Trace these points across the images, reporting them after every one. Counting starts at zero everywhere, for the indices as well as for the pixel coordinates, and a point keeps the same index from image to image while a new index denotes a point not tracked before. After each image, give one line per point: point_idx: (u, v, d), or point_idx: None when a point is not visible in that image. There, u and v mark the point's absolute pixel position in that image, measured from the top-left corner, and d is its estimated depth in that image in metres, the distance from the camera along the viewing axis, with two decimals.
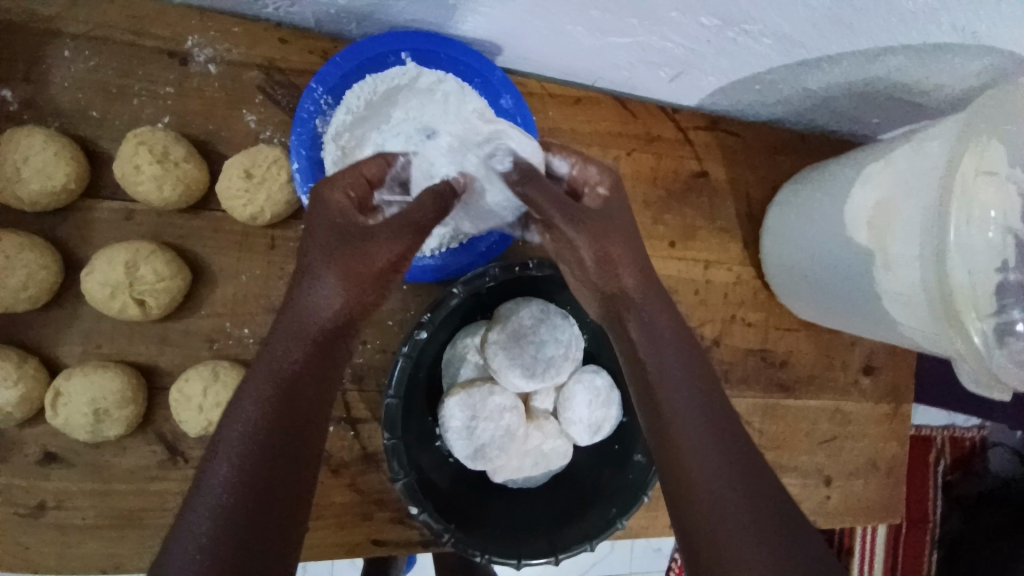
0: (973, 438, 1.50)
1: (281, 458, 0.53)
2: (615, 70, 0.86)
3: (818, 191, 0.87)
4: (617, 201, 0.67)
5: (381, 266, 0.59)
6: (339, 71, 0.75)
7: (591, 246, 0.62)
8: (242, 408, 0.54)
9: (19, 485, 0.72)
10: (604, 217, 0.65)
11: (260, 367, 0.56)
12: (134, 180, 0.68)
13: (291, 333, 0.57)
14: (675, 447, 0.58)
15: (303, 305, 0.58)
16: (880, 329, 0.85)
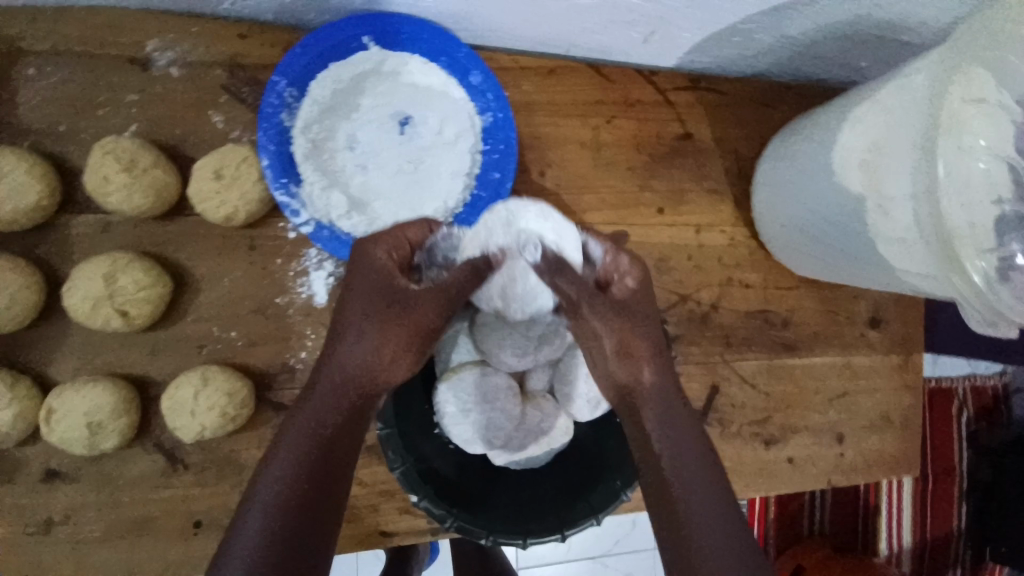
0: (995, 386, 1.48)
1: (313, 497, 0.57)
2: (587, 34, 0.83)
3: (805, 140, 0.84)
4: (642, 294, 0.68)
5: (422, 329, 0.64)
6: (300, 62, 0.73)
7: (617, 340, 0.66)
8: (283, 450, 0.58)
9: (28, 502, 0.73)
10: (628, 311, 0.66)
11: (301, 415, 0.61)
12: (104, 190, 0.67)
13: (332, 384, 0.62)
14: (679, 501, 0.61)
15: (343, 357, 0.63)
16: (879, 276, 0.82)
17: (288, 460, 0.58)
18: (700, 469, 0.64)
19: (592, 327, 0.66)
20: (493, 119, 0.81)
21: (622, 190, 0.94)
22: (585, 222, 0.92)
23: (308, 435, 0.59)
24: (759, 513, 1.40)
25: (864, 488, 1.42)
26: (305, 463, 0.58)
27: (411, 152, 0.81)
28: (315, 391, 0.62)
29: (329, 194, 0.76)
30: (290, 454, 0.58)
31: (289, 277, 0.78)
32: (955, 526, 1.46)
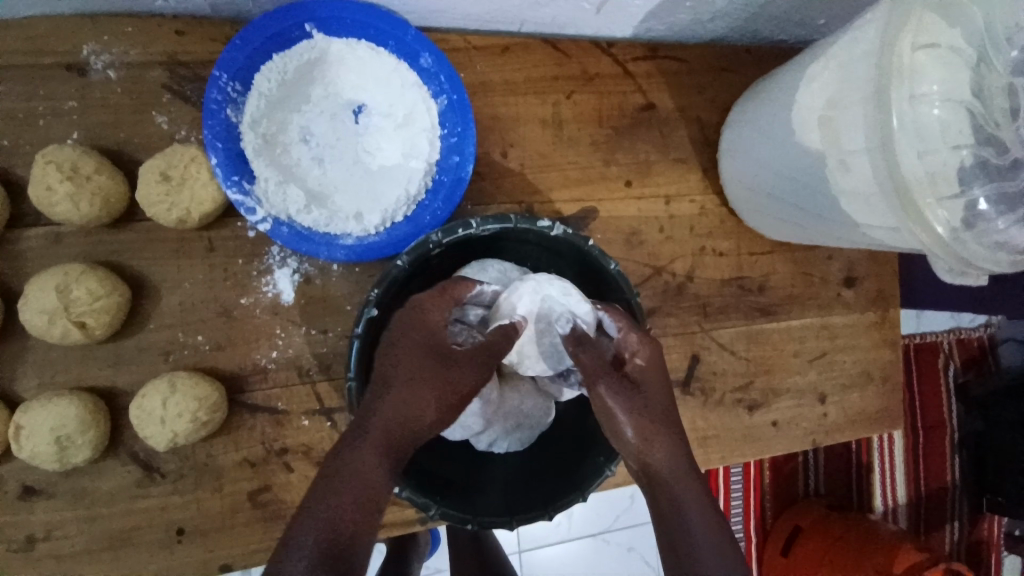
0: (981, 338, 1.50)
1: (352, 553, 0.52)
2: (536, 7, 0.81)
3: (764, 102, 0.84)
4: (656, 371, 0.68)
5: (465, 394, 0.64)
6: (241, 55, 0.71)
7: (635, 423, 0.63)
8: (318, 502, 0.53)
9: (5, 522, 0.72)
10: (643, 390, 0.66)
11: (341, 466, 0.56)
12: (49, 201, 0.65)
13: (378, 434, 0.59)
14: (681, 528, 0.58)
15: (387, 410, 0.60)
16: (847, 234, 0.82)
17: (326, 513, 0.52)
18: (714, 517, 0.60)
19: (604, 402, 0.64)
20: (448, 101, 0.79)
21: (587, 166, 0.93)
22: (552, 201, 0.91)
23: (351, 487, 0.54)
24: (752, 479, 1.42)
25: (855, 445, 1.45)
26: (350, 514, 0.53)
27: (368, 141, 0.79)
28: (355, 443, 0.58)
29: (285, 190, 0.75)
30: (327, 504, 0.53)
31: (253, 277, 0.77)
32: (950, 479, 1.48)
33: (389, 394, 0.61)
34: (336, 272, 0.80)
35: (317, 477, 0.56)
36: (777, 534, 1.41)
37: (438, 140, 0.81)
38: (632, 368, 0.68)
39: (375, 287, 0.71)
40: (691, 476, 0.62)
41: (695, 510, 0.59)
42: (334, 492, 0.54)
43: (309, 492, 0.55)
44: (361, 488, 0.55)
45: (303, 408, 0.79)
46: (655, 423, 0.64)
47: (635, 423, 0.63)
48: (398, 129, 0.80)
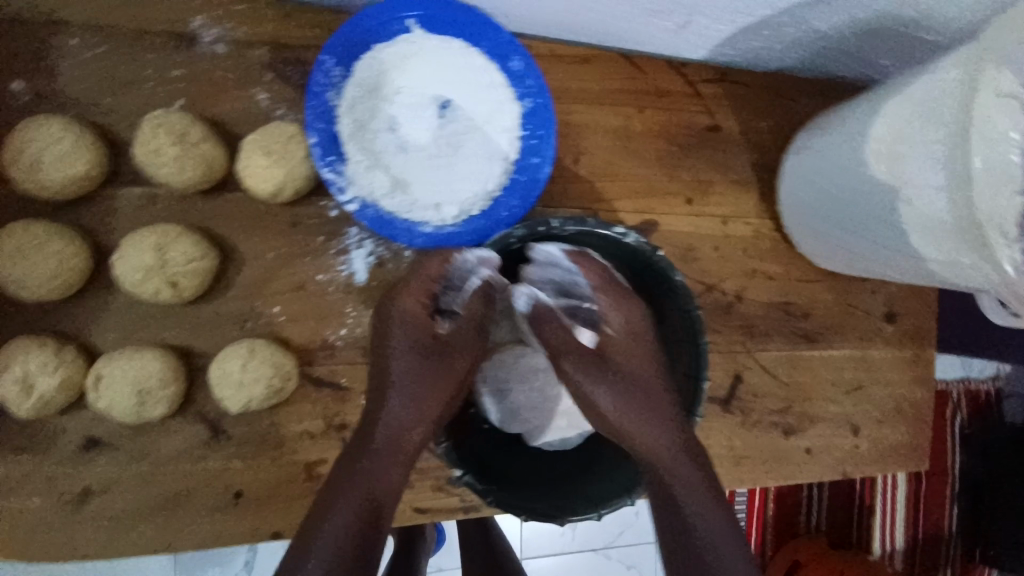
0: (989, 390, 1.48)
1: (376, 529, 0.61)
2: (621, 24, 0.84)
3: (836, 133, 0.86)
4: (629, 343, 0.76)
5: (459, 375, 0.72)
6: (348, 42, 0.74)
7: (611, 397, 0.72)
8: (345, 488, 0.63)
9: (64, 473, 0.73)
10: (613, 360, 0.75)
11: (362, 460, 0.65)
12: (154, 163, 0.68)
13: (387, 434, 0.67)
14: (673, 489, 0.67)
15: (392, 411, 0.68)
16: (907, 266, 0.84)
17: (354, 497, 0.62)
18: (707, 492, 0.67)
19: (577, 381, 0.73)
20: (532, 105, 0.81)
21: (651, 179, 0.95)
22: (615, 210, 0.94)
23: (370, 475, 0.64)
24: (756, 507, 1.43)
25: (860, 486, 1.45)
26: (370, 498, 0.62)
27: (451, 135, 0.81)
28: (369, 442, 0.66)
29: (372, 175, 0.77)
30: (354, 488, 0.63)
31: (330, 255, 0.79)
32: (948, 528, 1.48)
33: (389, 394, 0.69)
34: (407, 259, 0.82)
35: (334, 477, 0.65)
36: (775, 566, 1.40)
37: (518, 140, 0.82)
38: (605, 341, 0.77)
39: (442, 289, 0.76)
40: (685, 455, 0.69)
41: (689, 484, 0.67)
42: (353, 492, 0.62)
43: (337, 479, 0.64)
44: (374, 489, 0.63)
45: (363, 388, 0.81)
46: (643, 407, 0.72)
47: (597, 395, 0.73)
48: (480, 127, 0.82)
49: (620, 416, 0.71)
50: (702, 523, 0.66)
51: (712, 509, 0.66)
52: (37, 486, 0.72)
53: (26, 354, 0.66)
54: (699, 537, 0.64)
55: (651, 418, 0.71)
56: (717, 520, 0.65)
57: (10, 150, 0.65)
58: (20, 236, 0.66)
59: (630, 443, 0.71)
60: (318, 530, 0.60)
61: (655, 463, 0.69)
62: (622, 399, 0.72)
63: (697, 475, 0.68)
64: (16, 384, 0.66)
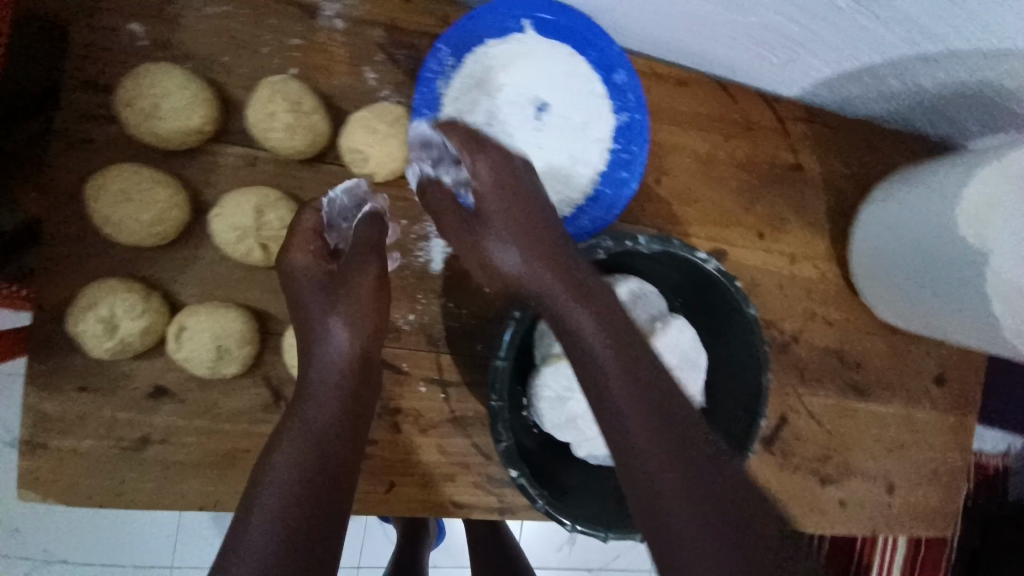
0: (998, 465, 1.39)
1: (331, 486, 0.58)
2: (726, 51, 0.84)
3: (924, 189, 0.86)
4: (496, 190, 0.64)
5: (373, 291, 0.67)
6: (465, 34, 0.76)
7: (500, 241, 0.65)
8: (287, 444, 0.59)
9: (125, 418, 0.73)
10: (485, 211, 0.65)
11: (299, 419, 0.61)
12: (267, 128, 0.69)
13: (322, 393, 0.63)
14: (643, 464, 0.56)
15: (323, 370, 0.64)
16: (977, 331, 0.85)
17: (297, 454, 0.59)
18: (679, 466, 0.56)
19: (467, 240, 0.67)
20: (628, 120, 0.82)
21: (727, 208, 0.95)
22: (689, 235, 0.93)
23: (314, 430, 0.61)
24: None
25: None
26: (311, 455, 0.59)
27: (544, 138, 0.79)
28: (303, 403, 0.63)
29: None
30: (293, 446, 0.59)
31: (410, 240, 0.80)
32: None
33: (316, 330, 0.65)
34: None
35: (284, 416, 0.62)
36: None
37: (609, 153, 0.82)
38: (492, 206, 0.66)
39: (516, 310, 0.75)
40: (670, 426, 0.57)
41: (672, 458, 0.56)
42: (298, 433, 0.60)
43: (280, 436, 0.60)
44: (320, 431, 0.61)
45: (422, 375, 0.82)
46: (625, 363, 0.60)
47: (494, 242, 0.65)
48: (574, 134, 0.81)
49: (599, 361, 0.60)
50: (674, 506, 0.54)
51: (699, 494, 0.54)
52: (94, 427, 0.72)
53: (114, 296, 0.67)
54: (673, 520, 0.54)
55: (631, 379, 0.59)
56: (706, 507, 0.54)
57: (127, 94, 0.66)
58: (126, 179, 0.67)
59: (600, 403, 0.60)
60: (263, 490, 0.56)
61: (627, 430, 0.58)
62: (603, 352, 0.60)
63: (686, 451, 0.56)
64: (100, 323, 0.66)
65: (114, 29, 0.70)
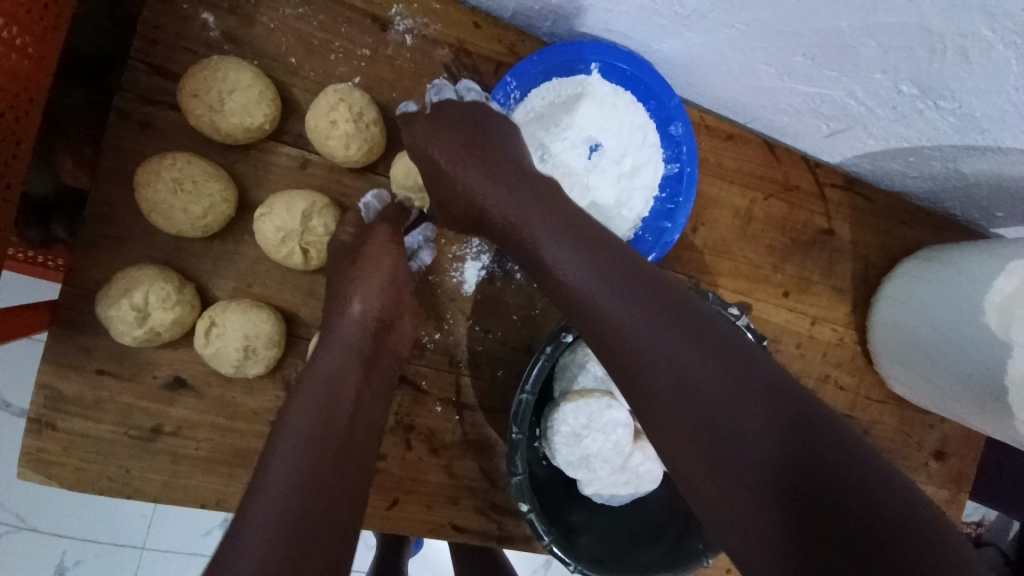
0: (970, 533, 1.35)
1: (331, 488, 0.55)
2: (777, 113, 0.87)
3: (952, 273, 0.88)
4: (463, 116, 0.71)
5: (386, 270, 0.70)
6: (532, 70, 0.78)
7: (481, 171, 0.68)
8: (283, 441, 0.56)
9: (141, 407, 0.72)
10: (444, 160, 0.69)
11: (293, 418, 0.58)
12: (326, 135, 0.69)
13: (318, 390, 0.61)
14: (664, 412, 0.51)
15: (321, 369, 0.63)
16: (988, 417, 0.86)
17: (293, 453, 0.55)
18: (708, 412, 0.49)
19: (461, 189, 0.69)
20: (677, 172, 0.83)
21: (756, 264, 0.96)
22: (716, 285, 0.94)
23: (309, 426, 0.58)
24: None
25: None
26: (307, 454, 0.56)
27: (592, 178, 0.80)
28: (301, 397, 0.60)
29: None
30: (289, 442, 0.56)
31: (447, 260, 0.81)
32: None
33: (339, 299, 0.69)
34: (516, 280, 0.83)
35: (300, 378, 0.63)
36: None
37: (652, 202, 0.84)
38: (470, 143, 0.69)
39: (547, 344, 0.74)
40: (709, 374, 0.50)
41: (714, 412, 0.49)
42: (311, 400, 0.60)
43: (276, 432, 0.57)
44: (333, 402, 0.61)
45: (439, 394, 0.82)
46: (643, 317, 0.55)
47: (464, 184, 0.69)
48: (623, 177, 0.82)
49: (616, 320, 0.55)
50: (704, 457, 0.49)
51: (760, 450, 0.47)
52: (109, 412, 0.71)
53: (150, 285, 0.67)
54: (739, 491, 0.46)
55: (651, 334, 0.53)
56: (770, 464, 0.46)
57: (193, 84, 0.66)
58: (179, 168, 0.66)
59: (626, 371, 0.54)
60: (259, 489, 0.53)
61: (658, 393, 0.52)
62: (615, 307, 0.56)
63: (730, 401, 0.49)
64: (133, 311, 0.65)
65: (188, 16, 0.71)
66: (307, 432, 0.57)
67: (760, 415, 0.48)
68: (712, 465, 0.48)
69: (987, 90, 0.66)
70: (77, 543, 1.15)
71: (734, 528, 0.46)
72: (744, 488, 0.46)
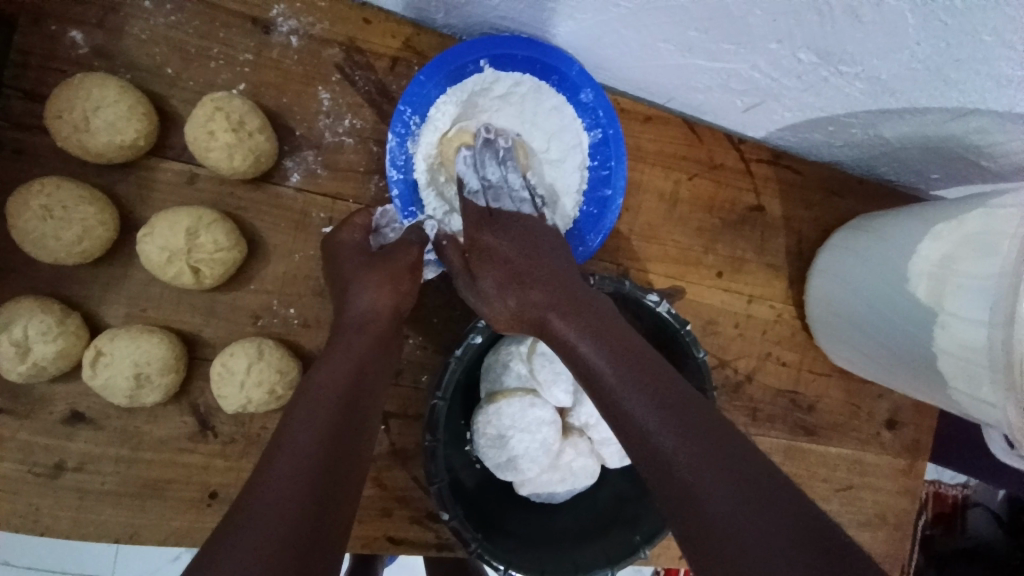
0: (957, 496, 1.30)
1: (325, 503, 0.50)
2: (692, 92, 0.84)
3: (879, 243, 0.86)
4: (524, 249, 0.70)
5: (409, 263, 0.70)
6: (423, 91, 0.74)
7: (513, 297, 0.68)
8: (299, 418, 0.55)
9: (40, 443, 0.69)
10: (497, 261, 0.70)
11: (288, 436, 0.53)
12: (206, 146, 0.66)
13: (345, 364, 0.61)
14: (685, 491, 0.48)
15: (344, 350, 0.63)
16: (926, 388, 0.85)
17: (308, 433, 0.54)
18: (725, 496, 0.46)
19: (481, 287, 0.70)
20: (602, 135, 0.80)
21: (686, 246, 0.94)
22: (646, 271, 0.93)
23: (330, 399, 0.57)
24: None
25: None
26: (323, 444, 0.53)
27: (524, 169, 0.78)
28: (319, 375, 0.60)
29: (445, 215, 0.77)
30: (294, 448, 0.53)
31: None
32: None
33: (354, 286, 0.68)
34: (433, 282, 0.81)
35: (319, 358, 0.63)
36: None
37: (586, 172, 0.81)
38: (504, 269, 0.69)
39: (456, 348, 0.73)
40: (693, 441, 0.50)
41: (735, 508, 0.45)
42: (332, 376, 0.60)
43: (291, 410, 0.57)
44: (353, 376, 0.61)
45: None
46: (660, 385, 0.55)
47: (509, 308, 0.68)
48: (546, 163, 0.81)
49: (616, 383, 0.56)
50: (730, 547, 0.44)
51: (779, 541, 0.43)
52: (6, 452, 0.68)
53: (28, 319, 0.64)
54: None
55: (644, 403, 0.54)
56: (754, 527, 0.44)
57: (56, 104, 0.63)
58: (47, 194, 0.63)
59: (631, 441, 0.54)
60: (265, 478, 0.50)
61: (656, 456, 0.51)
62: (614, 369, 0.57)
63: (706, 463, 0.49)
64: (11, 347, 0.63)
65: (52, 32, 0.67)
66: (326, 410, 0.56)
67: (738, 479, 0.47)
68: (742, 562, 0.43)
69: (887, 49, 0.64)
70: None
71: None
72: None
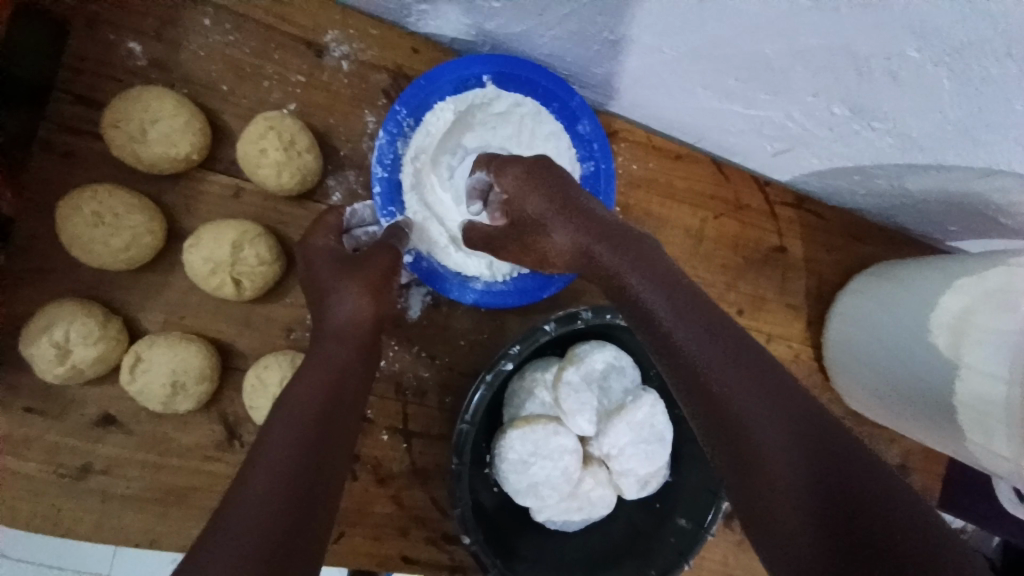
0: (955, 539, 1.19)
1: (304, 512, 0.51)
2: (723, 134, 0.87)
3: (896, 294, 0.88)
4: (535, 185, 0.69)
5: (385, 274, 0.67)
6: (420, 94, 0.74)
7: (565, 232, 0.66)
8: (280, 430, 0.55)
9: (69, 445, 0.69)
10: (535, 215, 0.68)
11: (271, 449, 0.54)
12: (257, 163, 0.68)
13: (320, 378, 0.60)
14: (733, 418, 0.51)
15: (327, 363, 0.61)
16: (944, 438, 0.85)
17: (281, 450, 0.53)
18: (770, 425, 0.50)
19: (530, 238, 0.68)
20: (594, 168, 0.81)
21: (709, 282, 0.96)
22: None
23: (306, 414, 0.56)
24: None
25: None
26: (296, 462, 0.53)
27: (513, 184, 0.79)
28: (300, 385, 0.59)
29: (423, 219, 0.77)
30: (268, 465, 0.52)
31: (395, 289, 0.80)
32: None
33: (332, 296, 0.65)
34: (462, 306, 0.82)
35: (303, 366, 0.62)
36: None
37: None
38: (531, 207, 0.68)
39: (486, 371, 0.74)
40: (747, 379, 0.52)
41: (763, 439, 0.49)
42: (313, 389, 0.59)
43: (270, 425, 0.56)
44: (333, 388, 0.60)
45: (385, 423, 0.80)
46: (708, 327, 0.55)
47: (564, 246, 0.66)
48: None
49: (671, 325, 0.56)
50: (767, 463, 0.49)
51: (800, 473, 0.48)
52: (35, 451, 0.69)
53: (70, 321, 0.65)
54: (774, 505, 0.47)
55: (735, 376, 0.52)
56: (809, 496, 0.47)
57: (115, 115, 0.65)
58: (100, 201, 0.65)
59: (678, 374, 0.55)
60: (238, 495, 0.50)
61: (722, 413, 0.52)
62: (699, 340, 0.54)
63: (781, 444, 0.49)
64: (52, 348, 0.64)
65: (114, 44, 0.69)
66: (302, 424, 0.56)
67: (806, 460, 0.48)
68: (774, 479, 0.48)
69: (920, 109, 0.66)
70: (42, 572, 1.09)
71: (776, 523, 0.47)
72: (803, 507, 0.46)
